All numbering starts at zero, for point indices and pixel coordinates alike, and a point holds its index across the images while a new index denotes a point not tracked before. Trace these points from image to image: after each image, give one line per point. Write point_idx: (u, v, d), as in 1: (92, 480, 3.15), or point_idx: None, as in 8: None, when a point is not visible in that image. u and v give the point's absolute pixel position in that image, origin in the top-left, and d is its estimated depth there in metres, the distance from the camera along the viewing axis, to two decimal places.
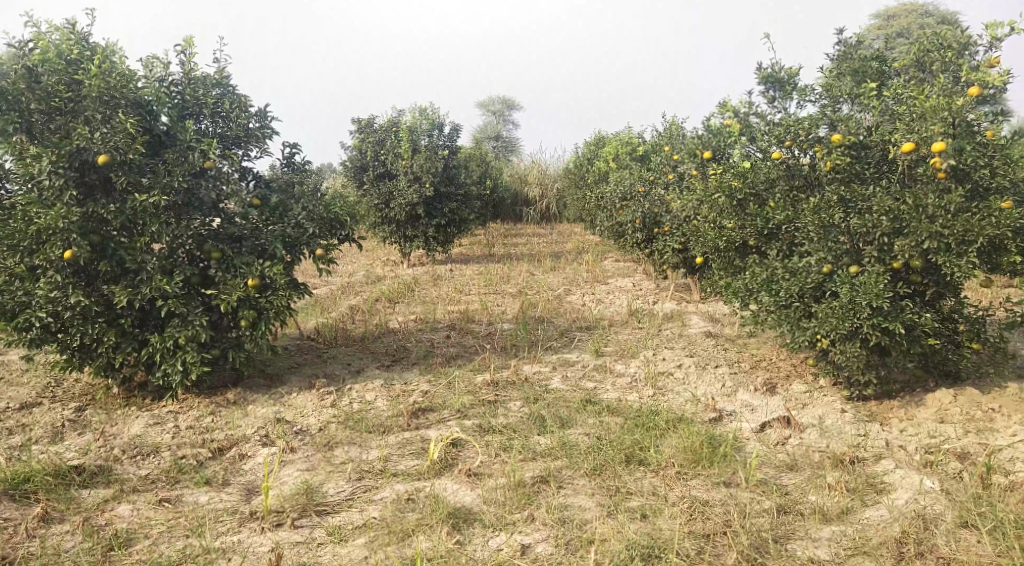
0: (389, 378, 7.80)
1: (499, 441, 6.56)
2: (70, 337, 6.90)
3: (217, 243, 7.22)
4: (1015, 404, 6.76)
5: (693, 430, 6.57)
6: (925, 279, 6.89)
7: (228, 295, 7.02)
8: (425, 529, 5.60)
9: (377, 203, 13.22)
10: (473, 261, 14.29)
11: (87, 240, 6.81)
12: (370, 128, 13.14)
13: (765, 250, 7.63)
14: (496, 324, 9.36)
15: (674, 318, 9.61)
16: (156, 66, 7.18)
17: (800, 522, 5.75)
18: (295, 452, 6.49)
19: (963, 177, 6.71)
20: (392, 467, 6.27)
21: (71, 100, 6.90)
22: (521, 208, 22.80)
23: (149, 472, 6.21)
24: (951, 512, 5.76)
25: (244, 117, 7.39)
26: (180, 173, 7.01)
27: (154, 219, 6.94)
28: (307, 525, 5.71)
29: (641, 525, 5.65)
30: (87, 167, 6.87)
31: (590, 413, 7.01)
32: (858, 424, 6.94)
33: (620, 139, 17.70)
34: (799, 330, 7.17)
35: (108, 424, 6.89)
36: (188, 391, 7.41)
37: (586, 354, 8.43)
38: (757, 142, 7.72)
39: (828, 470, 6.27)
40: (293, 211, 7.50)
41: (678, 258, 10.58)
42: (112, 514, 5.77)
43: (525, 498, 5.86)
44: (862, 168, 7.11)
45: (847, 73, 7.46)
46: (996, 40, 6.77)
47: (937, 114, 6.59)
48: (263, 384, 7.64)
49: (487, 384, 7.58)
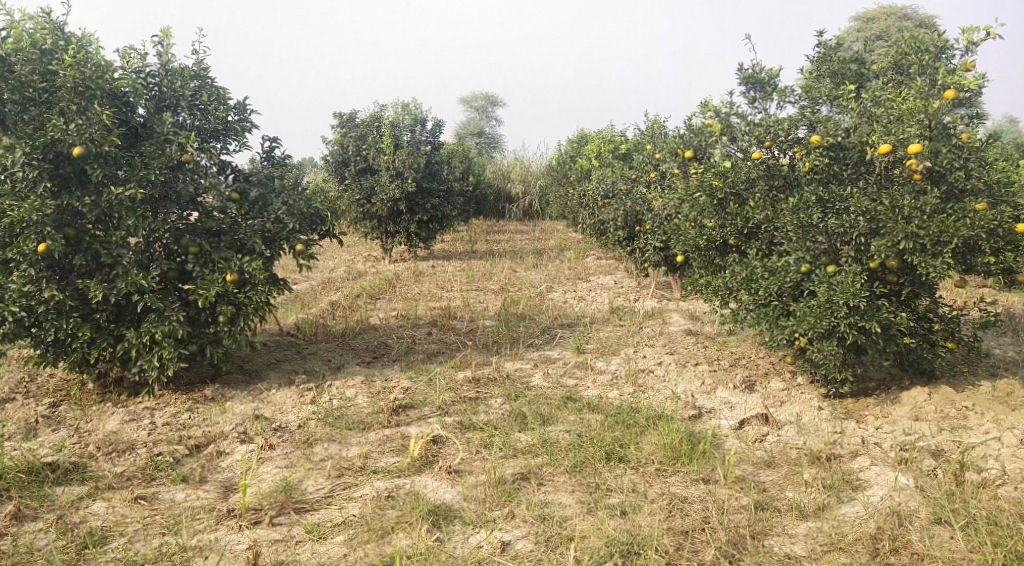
0: (369, 375, 7.78)
1: (479, 438, 6.56)
2: (44, 332, 6.83)
3: (194, 237, 7.18)
4: (990, 403, 6.83)
5: (672, 427, 6.58)
6: (901, 279, 6.92)
7: (206, 291, 6.95)
8: (404, 526, 5.58)
9: (358, 198, 13.15)
10: (455, 257, 14.27)
11: (61, 233, 6.75)
12: (350, 124, 12.98)
13: (744, 249, 7.64)
14: (477, 321, 9.36)
15: (655, 315, 9.64)
16: (133, 56, 7.13)
17: (778, 518, 5.78)
18: (273, 449, 6.45)
19: (939, 180, 6.79)
20: (372, 464, 6.25)
21: (46, 90, 6.84)
22: (503, 206, 22.81)
23: (125, 469, 6.16)
24: (925, 508, 5.79)
25: (222, 110, 7.34)
26: (157, 166, 6.96)
27: (130, 213, 6.87)
28: (285, 522, 5.69)
29: (620, 522, 5.66)
30: (62, 159, 6.81)
31: (571, 410, 7.02)
32: (836, 422, 6.97)
33: (603, 137, 17.73)
34: (778, 328, 7.17)
35: (83, 420, 6.83)
36: (166, 386, 7.36)
37: (567, 351, 8.43)
38: (738, 142, 7.77)
39: (806, 468, 6.30)
40: (272, 206, 7.44)
41: (659, 256, 10.60)
42: (87, 512, 5.72)
43: (504, 496, 5.86)
44: (839, 168, 7.18)
45: (826, 75, 7.53)
46: (972, 45, 6.82)
47: (914, 115, 6.68)
48: (242, 380, 7.60)
49: (467, 381, 7.57)
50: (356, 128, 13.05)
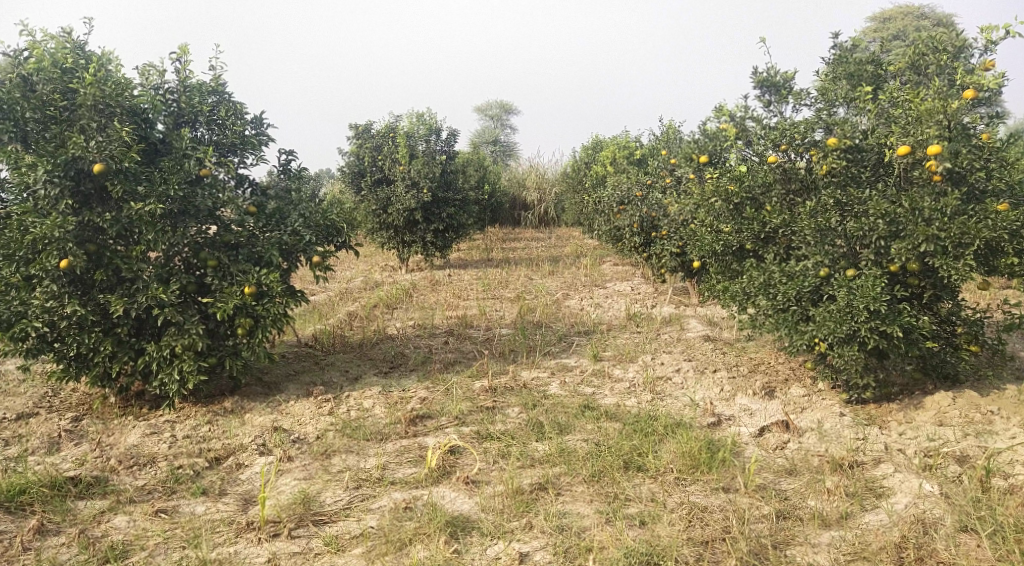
0: (388, 385, 7.79)
1: (497, 448, 6.56)
2: (66, 347, 6.89)
3: (213, 250, 7.21)
4: (1014, 407, 6.78)
5: (691, 436, 6.56)
6: (922, 282, 6.88)
7: (225, 304, 6.99)
8: (423, 538, 5.59)
9: (375, 208, 13.18)
10: (471, 266, 14.28)
11: (82, 249, 6.81)
12: (367, 134, 13.04)
13: (762, 254, 7.61)
14: (494, 330, 9.38)
15: (672, 322, 9.63)
16: (152, 73, 7.19)
17: (800, 527, 5.75)
18: (292, 461, 6.48)
19: (959, 180, 6.79)
20: (391, 475, 6.26)
21: (67, 109, 6.91)
22: (519, 213, 22.84)
23: (146, 483, 6.20)
24: (950, 516, 5.75)
25: (240, 124, 7.40)
26: (175, 181, 6.98)
27: (149, 228, 6.92)
28: (304, 535, 5.70)
29: (640, 532, 5.65)
30: (83, 176, 6.87)
31: (589, 418, 7.01)
32: (857, 428, 6.93)
33: (618, 143, 17.70)
34: (797, 334, 7.14)
35: (105, 433, 6.88)
36: (186, 399, 7.40)
37: (585, 359, 8.42)
38: (753, 146, 7.72)
39: (827, 475, 6.27)
40: (290, 218, 7.49)
41: (676, 262, 10.57)
42: (109, 526, 5.77)
43: (523, 506, 5.86)
44: (858, 170, 7.13)
45: (842, 77, 7.46)
46: (991, 44, 6.79)
47: (932, 116, 6.63)
48: (261, 391, 7.63)
49: (485, 391, 7.57)
50: (371, 138, 13.02)
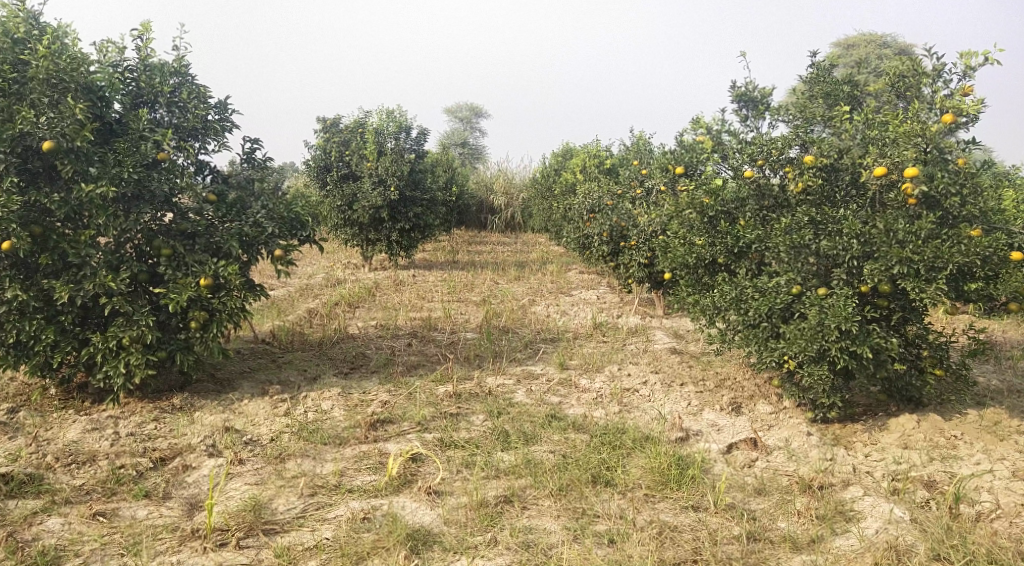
0: (347, 387, 7.48)
1: (460, 457, 6.28)
2: (5, 333, 6.50)
3: (168, 239, 6.87)
4: (978, 432, 6.67)
5: (660, 451, 6.32)
6: (891, 304, 6.70)
7: (178, 296, 6.64)
8: (381, 552, 5.30)
9: (340, 204, 12.85)
10: (435, 267, 13.97)
11: (27, 231, 6.43)
12: (335, 129, 12.84)
13: (734, 268, 7.46)
14: (458, 333, 9.10)
15: (639, 333, 9.42)
16: (111, 50, 6.85)
17: (770, 550, 5.54)
18: (243, 464, 6.15)
19: (934, 205, 6.60)
20: (348, 482, 5.96)
21: (17, 82, 6.52)
22: (485, 216, 22.58)
23: (84, 483, 5.84)
24: (923, 543, 5.58)
25: (202, 108, 7.05)
26: (130, 163, 6.63)
27: (100, 211, 6.57)
28: (253, 545, 5.38)
29: (607, 552, 5.41)
30: (31, 153, 6.54)
31: (555, 429, 6.75)
32: (824, 448, 6.75)
33: (588, 151, 17.50)
34: (766, 350, 6.97)
35: (43, 427, 6.49)
36: (132, 394, 7.02)
37: (551, 367, 8.18)
38: (728, 160, 7.48)
39: (797, 496, 6.07)
40: (252, 209, 7.16)
41: (644, 272, 10.38)
42: (41, 528, 5.41)
43: (486, 520, 5.59)
44: (833, 190, 6.98)
45: (818, 95, 7.31)
46: (970, 69, 6.63)
47: (911, 139, 6.54)
48: (213, 389, 7.28)
49: (448, 396, 7.28)
50: (340, 133, 12.86)
